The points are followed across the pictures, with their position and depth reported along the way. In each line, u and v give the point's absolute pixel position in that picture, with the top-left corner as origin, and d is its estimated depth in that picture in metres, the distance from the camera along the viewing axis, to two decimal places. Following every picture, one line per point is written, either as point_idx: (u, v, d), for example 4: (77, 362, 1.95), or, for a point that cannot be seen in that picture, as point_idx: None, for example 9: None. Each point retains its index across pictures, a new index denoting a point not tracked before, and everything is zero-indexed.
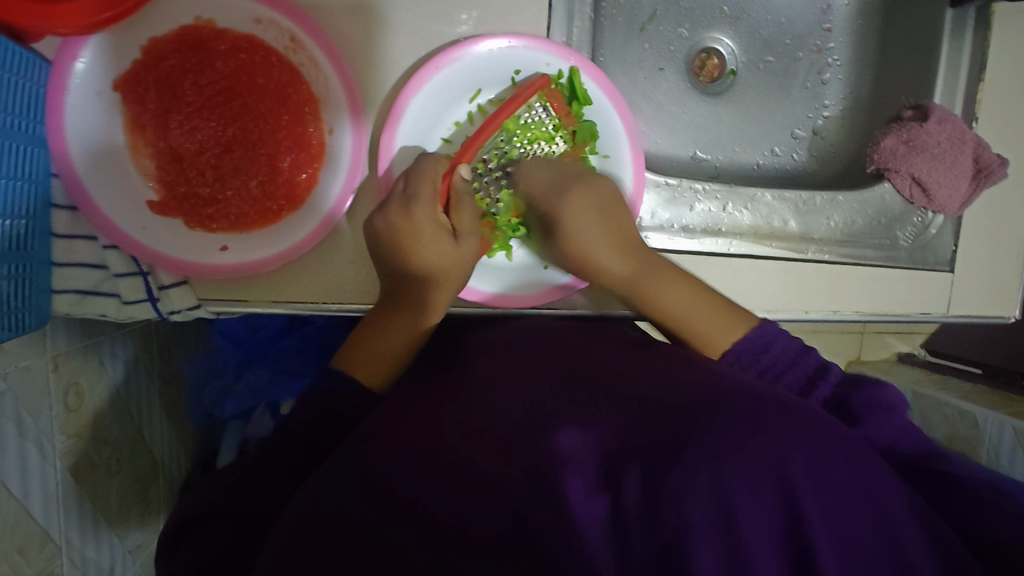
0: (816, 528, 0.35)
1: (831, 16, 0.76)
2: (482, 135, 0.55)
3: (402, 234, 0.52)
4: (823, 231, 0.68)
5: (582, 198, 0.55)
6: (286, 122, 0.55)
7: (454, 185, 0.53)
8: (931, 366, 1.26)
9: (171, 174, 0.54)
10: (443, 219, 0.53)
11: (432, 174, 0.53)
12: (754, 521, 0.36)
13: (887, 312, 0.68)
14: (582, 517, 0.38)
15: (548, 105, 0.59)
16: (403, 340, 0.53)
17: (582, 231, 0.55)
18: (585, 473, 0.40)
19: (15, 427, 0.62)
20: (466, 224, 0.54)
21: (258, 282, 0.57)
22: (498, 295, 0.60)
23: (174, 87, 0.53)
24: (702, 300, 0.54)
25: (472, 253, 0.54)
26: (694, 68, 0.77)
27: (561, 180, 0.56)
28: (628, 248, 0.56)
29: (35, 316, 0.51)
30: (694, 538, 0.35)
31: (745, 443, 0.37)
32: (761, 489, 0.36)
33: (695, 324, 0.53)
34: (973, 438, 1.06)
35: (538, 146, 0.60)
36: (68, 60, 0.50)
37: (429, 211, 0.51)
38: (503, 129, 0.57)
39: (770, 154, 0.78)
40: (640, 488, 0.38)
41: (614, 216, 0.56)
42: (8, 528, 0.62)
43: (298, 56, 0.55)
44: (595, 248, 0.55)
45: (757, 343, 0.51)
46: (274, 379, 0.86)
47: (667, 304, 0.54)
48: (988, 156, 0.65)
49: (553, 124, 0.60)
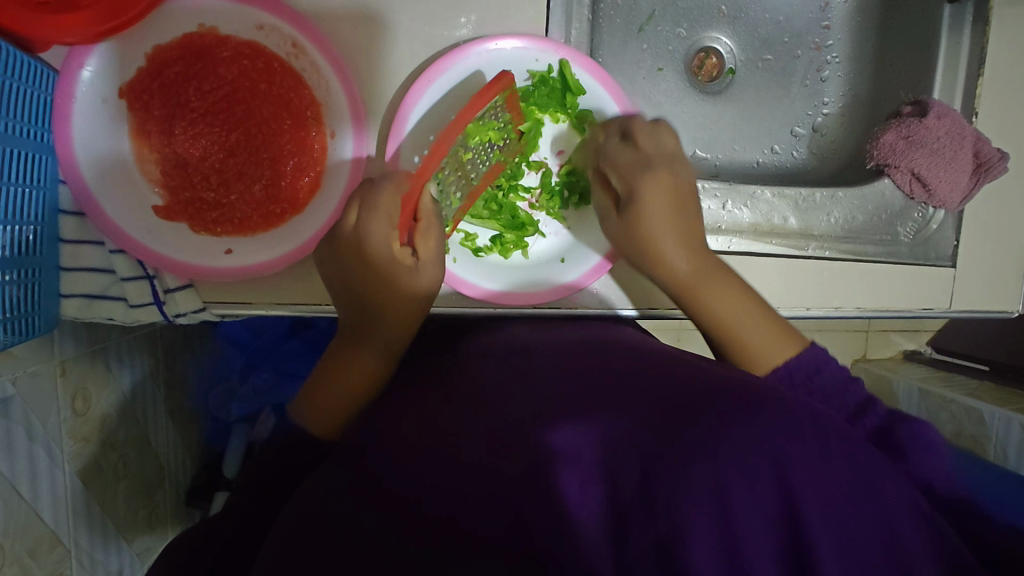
0: (813, 517, 0.36)
1: (828, 14, 0.77)
2: (443, 150, 0.49)
3: (362, 275, 0.52)
4: (824, 227, 0.68)
5: (661, 182, 0.55)
6: (288, 127, 0.56)
7: (421, 207, 0.51)
8: (937, 364, 1.26)
9: (176, 180, 0.55)
10: (403, 249, 0.52)
11: (388, 204, 0.51)
12: (753, 513, 0.36)
13: (889, 308, 0.68)
14: (578, 505, 0.39)
15: (505, 104, 0.55)
16: (366, 377, 0.52)
17: (658, 211, 0.55)
18: (583, 465, 0.40)
19: (24, 431, 0.63)
20: (429, 250, 0.52)
21: (262, 284, 0.58)
22: (502, 294, 0.60)
23: (178, 93, 0.54)
24: (752, 314, 0.53)
25: (435, 277, 0.53)
26: (693, 68, 0.78)
27: (647, 162, 0.56)
28: (693, 242, 0.55)
29: (44, 319, 0.53)
30: (693, 531, 0.36)
31: (743, 433, 0.37)
32: (758, 480, 0.37)
33: (754, 338, 0.52)
34: (980, 435, 1.06)
35: (489, 146, 0.56)
36: (74, 69, 0.51)
37: (379, 240, 0.51)
38: (466, 134, 0.51)
39: (770, 152, 0.78)
40: (637, 480, 0.38)
41: (684, 208, 0.56)
42: (18, 531, 0.63)
43: (299, 61, 0.55)
44: (669, 230, 0.54)
45: (807, 366, 0.50)
46: (278, 382, 0.86)
47: (715, 306, 0.53)
48: (987, 150, 0.65)
49: (504, 123, 0.57)
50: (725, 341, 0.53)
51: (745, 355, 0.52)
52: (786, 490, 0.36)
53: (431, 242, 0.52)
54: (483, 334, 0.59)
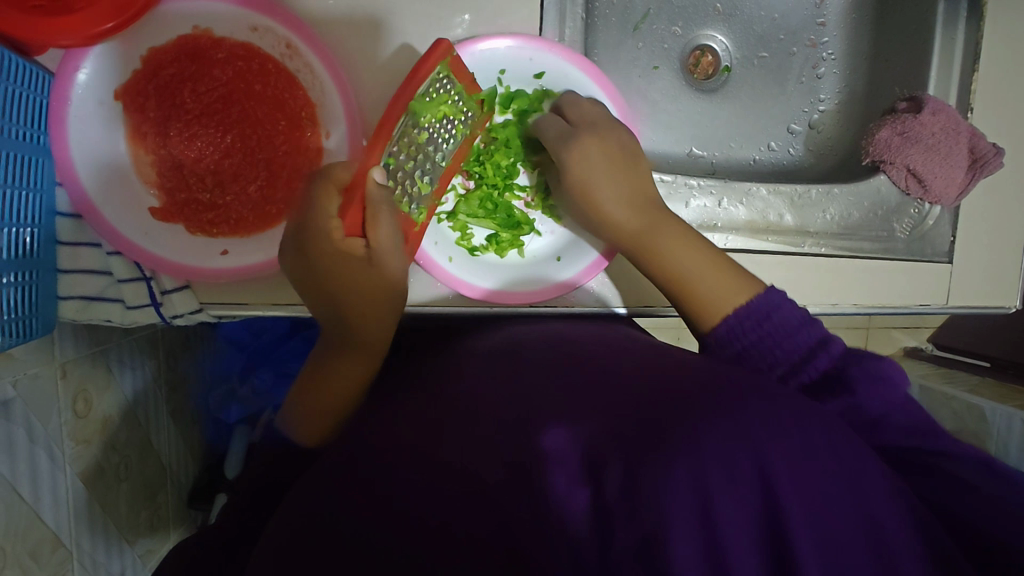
0: (794, 515, 0.35)
1: (824, 11, 0.77)
2: (388, 126, 0.46)
3: (320, 278, 0.50)
4: (819, 224, 0.69)
5: (595, 142, 0.55)
6: (283, 128, 0.56)
7: (367, 198, 0.47)
8: (937, 361, 1.26)
9: (172, 181, 0.55)
10: (354, 244, 0.49)
11: (328, 207, 0.48)
12: (736, 515, 0.36)
13: (886, 305, 0.68)
14: (568, 506, 0.39)
15: (451, 74, 0.51)
16: (355, 381, 0.52)
17: (597, 177, 0.55)
18: (569, 466, 0.40)
19: (25, 433, 0.63)
20: (385, 240, 0.48)
21: (259, 285, 0.58)
22: (495, 292, 0.60)
23: (174, 95, 0.54)
24: (705, 260, 0.52)
25: (399, 262, 0.51)
26: (688, 66, 0.78)
27: (579, 123, 0.57)
28: (636, 200, 0.55)
29: (41, 321, 0.53)
30: (674, 532, 0.36)
31: (726, 430, 0.37)
32: (740, 480, 0.36)
33: (708, 286, 0.51)
34: (981, 431, 1.05)
35: (447, 122, 0.53)
36: (69, 71, 0.51)
37: (329, 244, 0.49)
38: (410, 112, 0.48)
39: (766, 149, 0.78)
40: (621, 482, 0.38)
41: (624, 165, 0.56)
42: (19, 533, 0.63)
43: (293, 62, 0.55)
44: (607, 198, 0.55)
45: (759, 311, 0.48)
46: (278, 382, 0.87)
47: (674, 261, 0.52)
48: (983, 145, 0.65)
49: (457, 95, 0.53)
50: (685, 301, 0.52)
51: (702, 307, 0.51)
52: (767, 490, 0.36)
53: (385, 228, 0.48)
54: (477, 334, 0.59)
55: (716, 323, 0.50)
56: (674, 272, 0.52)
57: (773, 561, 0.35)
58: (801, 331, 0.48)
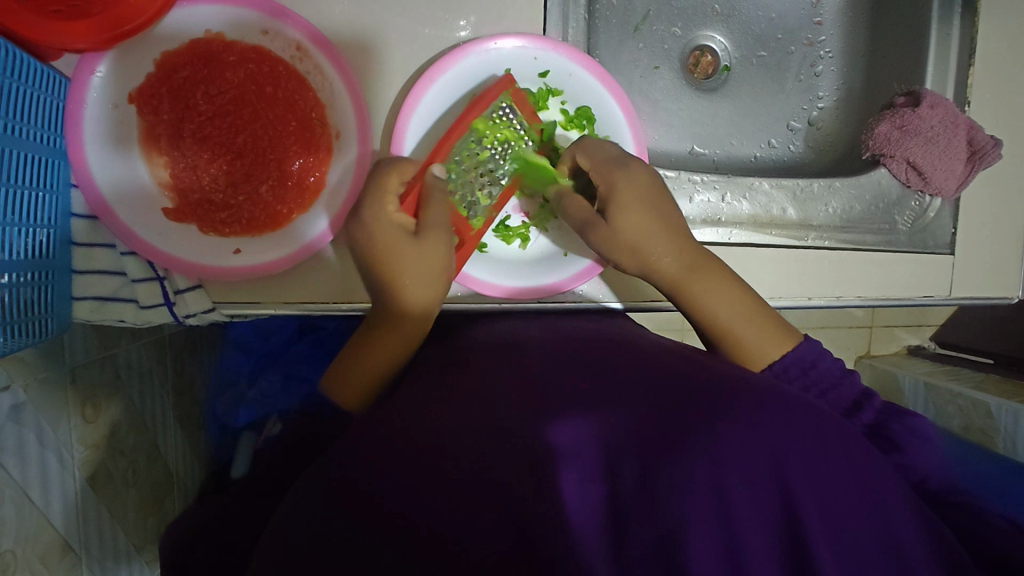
0: (810, 515, 0.37)
1: (820, 10, 0.78)
2: (453, 135, 0.54)
3: (367, 248, 0.51)
4: (822, 217, 0.69)
5: (639, 178, 0.54)
6: (294, 129, 0.57)
7: (425, 183, 0.52)
8: (941, 359, 1.26)
9: (187, 182, 0.56)
10: (405, 221, 0.52)
11: (385, 182, 0.53)
12: (753, 515, 0.38)
13: (890, 296, 0.69)
14: (580, 502, 0.40)
15: (515, 106, 0.57)
16: (393, 353, 0.52)
17: (634, 211, 0.53)
18: (584, 462, 0.41)
19: (35, 437, 0.64)
20: (432, 220, 0.51)
21: (271, 284, 0.59)
22: (503, 284, 0.61)
23: (187, 97, 0.55)
24: (744, 305, 0.53)
25: (440, 248, 0.51)
26: (689, 66, 0.79)
27: (622, 159, 0.56)
28: (678, 241, 0.53)
29: (56, 321, 0.54)
30: (693, 532, 0.37)
31: (744, 433, 0.39)
32: (759, 483, 0.38)
33: (751, 337, 0.52)
34: (987, 427, 1.05)
35: (508, 147, 0.57)
36: (85, 75, 0.53)
37: (385, 215, 0.51)
38: (473, 129, 0.55)
39: (766, 147, 0.79)
40: (637, 477, 0.39)
41: (661, 205, 0.54)
42: (29, 537, 0.64)
43: (303, 64, 0.56)
44: (643, 235, 0.52)
45: (802, 360, 0.51)
46: (285, 386, 0.86)
47: (705, 304, 0.52)
48: (981, 137, 0.66)
49: (521, 125, 0.58)
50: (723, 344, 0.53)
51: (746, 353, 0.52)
52: (785, 494, 0.38)
53: (436, 215, 0.51)
54: (486, 327, 0.60)
55: (757, 368, 0.51)
56: (706, 314, 0.53)
57: (789, 557, 0.37)
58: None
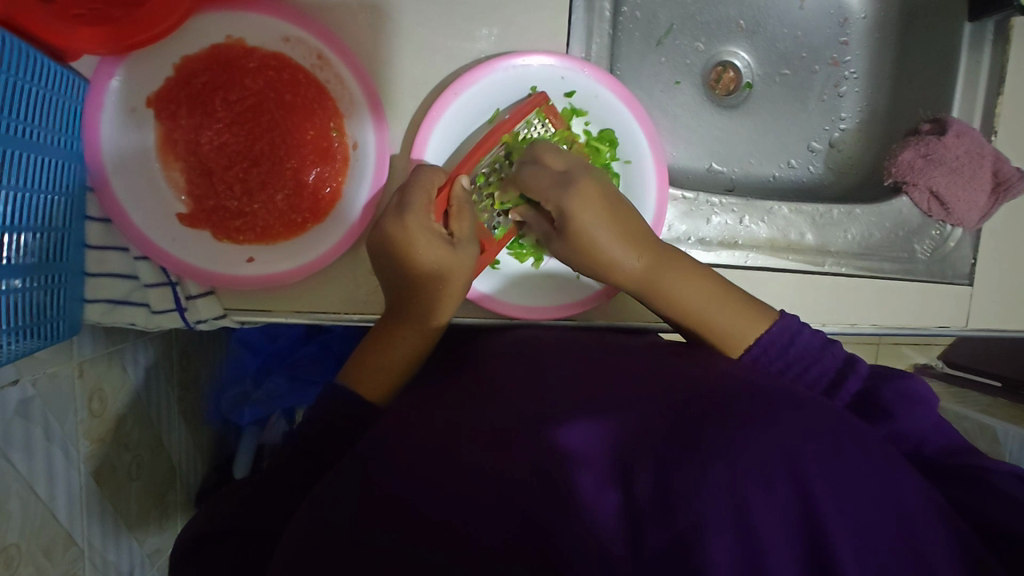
0: (830, 522, 0.37)
1: (847, 30, 0.77)
2: (478, 152, 0.55)
3: (400, 246, 0.51)
4: (841, 244, 0.69)
5: (591, 192, 0.51)
6: (311, 138, 0.56)
7: (454, 193, 0.54)
8: (947, 378, 1.23)
9: (201, 188, 0.56)
10: (439, 228, 0.53)
11: (428, 184, 0.53)
12: (774, 517, 0.37)
13: (902, 326, 0.67)
14: (594, 510, 0.40)
15: (546, 120, 0.59)
16: (411, 349, 0.53)
17: (594, 217, 0.51)
18: (596, 469, 0.41)
19: (42, 431, 0.63)
20: (463, 232, 0.54)
21: (283, 293, 0.58)
22: (497, 302, 0.60)
23: (205, 103, 0.55)
24: (711, 295, 0.51)
25: (471, 255, 0.53)
26: (710, 82, 0.78)
27: (568, 172, 0.52)
28: (639, 239, 0.52)
29: (67, 324, 0.53)
30: (712, 533, 0.37)
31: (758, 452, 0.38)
32: (775, 485, 0.38)
33: (723, 325, 0.50)
34: (993, 453, 1.02)
35: None
36: (104, 78, 0.52)
37: (423, 220, 0.51)
38: (502, 145, 0.58)
39: (786, 167, 0.78)
40: (651, 483, 0.39)
41: (621, 207, 0.52)
42: (34, 530, 0.63)
43: (324, 73, 0.56)
44: (608, 243, 0.51)
45: (781, 338, 0.49)
46: (292, 387, 0.87)
47: (678, 297, 0.51)
48: (1007, 169, 0.65)
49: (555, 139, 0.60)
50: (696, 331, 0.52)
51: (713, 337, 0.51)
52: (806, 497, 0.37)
53: (465, 223, 0.54)
54: (494, 338, 0.58)
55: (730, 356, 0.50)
56: (676, 304, 0.51)
57: (809, 560, 0.37)
58: (823, 353, 0.49)
